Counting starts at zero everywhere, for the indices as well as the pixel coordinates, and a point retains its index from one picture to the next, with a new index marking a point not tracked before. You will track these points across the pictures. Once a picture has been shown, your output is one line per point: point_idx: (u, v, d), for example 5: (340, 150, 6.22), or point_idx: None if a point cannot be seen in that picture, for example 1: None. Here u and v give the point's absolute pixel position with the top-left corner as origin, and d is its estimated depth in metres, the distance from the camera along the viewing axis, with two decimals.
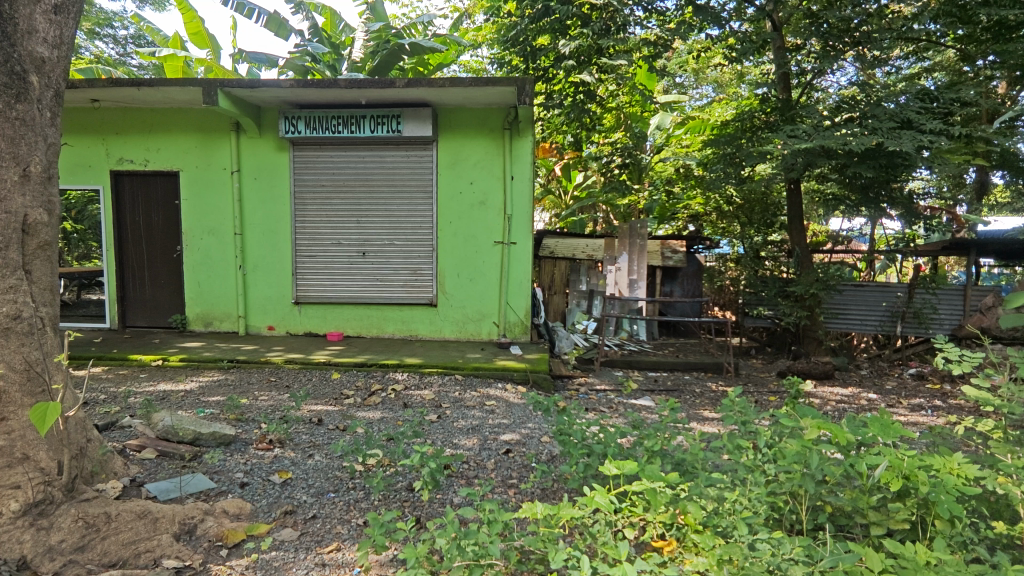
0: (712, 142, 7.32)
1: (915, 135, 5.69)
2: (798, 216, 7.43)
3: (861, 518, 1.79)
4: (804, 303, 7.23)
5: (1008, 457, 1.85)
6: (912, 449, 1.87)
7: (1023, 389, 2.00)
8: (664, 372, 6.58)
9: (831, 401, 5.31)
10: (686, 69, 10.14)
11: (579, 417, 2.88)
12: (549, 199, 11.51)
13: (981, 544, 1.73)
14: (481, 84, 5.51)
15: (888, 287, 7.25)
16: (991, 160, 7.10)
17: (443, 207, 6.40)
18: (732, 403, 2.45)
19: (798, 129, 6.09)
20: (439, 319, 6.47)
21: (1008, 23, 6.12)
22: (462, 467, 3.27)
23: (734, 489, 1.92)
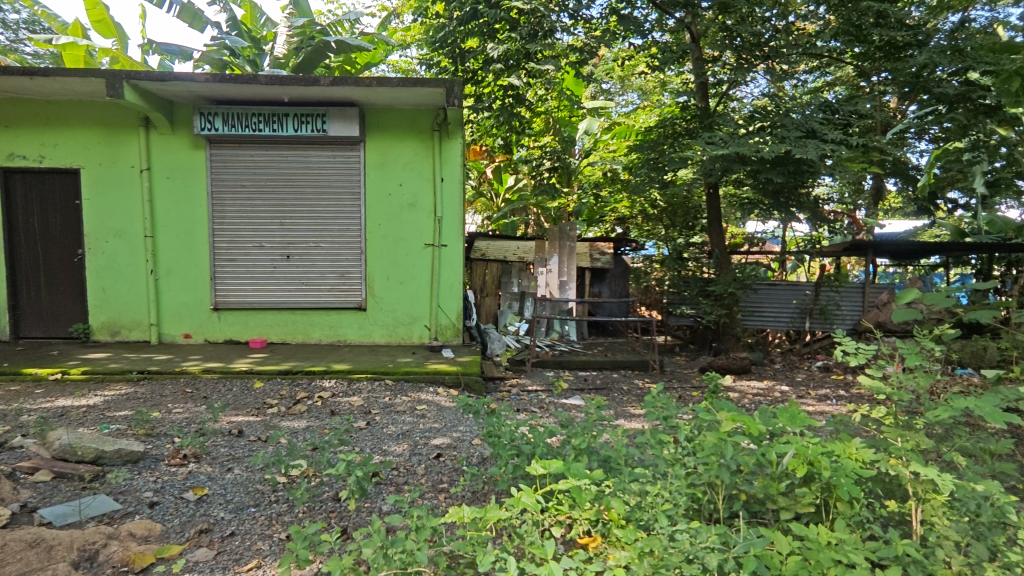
0: (636, 148, 7.60)
1: (819, 145, 6.14)
2: (717, 219, 7.82)
3: (772, 503, 1.91)
4: (723, 302, 7.60)
5: (899, 440, 2.00)
6: (816, 437, 2.00)
7: (909, 378, 2.19)
8: (593, 371, 6.73)
9: (748, 394, 5.62)
10: (613, 76, 10.44)
11: (509, 419, 2.89)
12: (480, 202, 11.53)
13: (876, 522, 1.87)
14: (409, 84, 5.43)
15: (797, 286, 7.80)
16: (886, 168, 7.73)
17: (372, 208, 6.26)
18: (654, 399, 2.50)
19: (715, 136, 6.44)
20: (368, 324, 6.32)
21: (896, 43, 6.71)
22: (391, 474, 3.20)
23: (656, 483, 1.99)
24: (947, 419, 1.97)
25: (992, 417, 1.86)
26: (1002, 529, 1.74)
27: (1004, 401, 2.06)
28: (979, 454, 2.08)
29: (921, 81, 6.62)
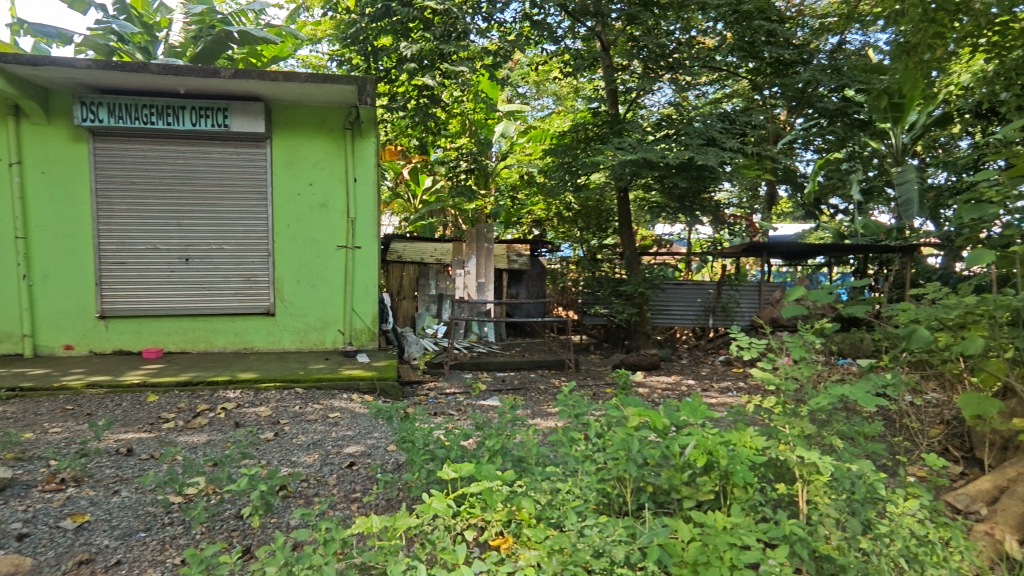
0: (551, 152, 7.78)
1: (719, 152, 6.51)
2: (627, 222, 8.10)
3: (676, 493, 1.99)
4: (634, 301, 7.91)
5: (786, 427, 2.16)
6: (715, 427, 2.11)
7: (794, 369, 2.36)
8: (511, 372, 6.79)
9: (657, 389, 5.90)
10: (529, 80, 10.59)
11: (423, 423, 2.83)
12: (398, 203, 11.34)
13: (768, 505, 1.99)
14: (319, 80, 5.22)
15: (702, 285, 8.27)
16: (778, 175, 8.23)
17: (280, 209, 5.96)
18: (566, 397, 2.53)
19: (624, 142, 6.72)
20: (277, 329, 6.00)
21: (784, 60, 7.25)
22: (300, 486, 3.06)
23: (567, 480, 2.02)
24: (828, 406, 2.15)
25: (864, 401, 2.05)
26: (873, 504, 1.91)
27: (874, 387, 2.28)
28: (854, 437, 2.28)
29: (806, 96, 7.07)
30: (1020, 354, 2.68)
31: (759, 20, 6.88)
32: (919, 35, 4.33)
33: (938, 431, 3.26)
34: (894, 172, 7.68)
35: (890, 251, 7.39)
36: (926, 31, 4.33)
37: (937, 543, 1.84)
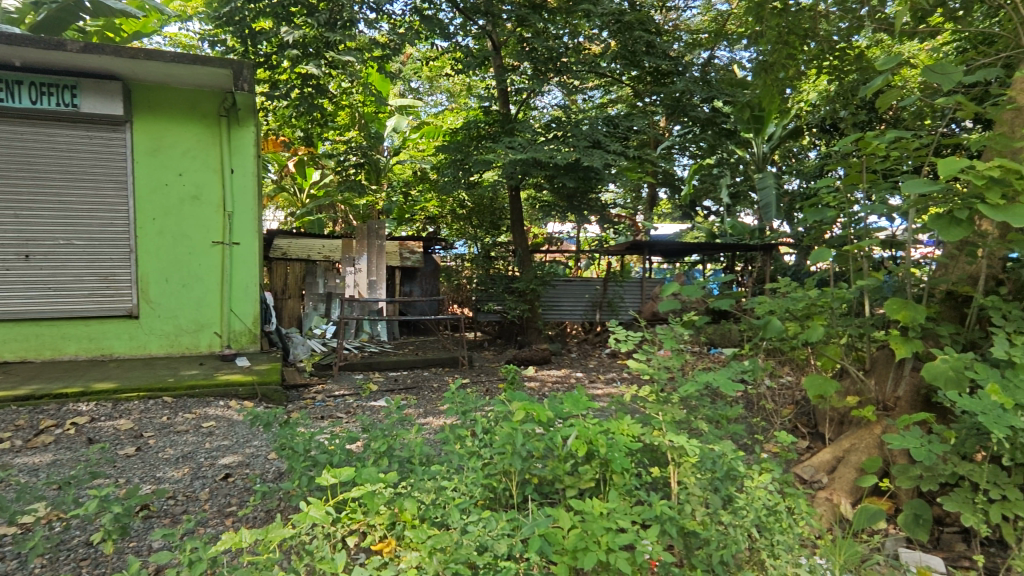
0: (442, 148, 7.75)
1: (603, 155, 6.78)
2: (519, 220, 8.25)
3: (560, 483, 2.07)
4: (526, 298, 8.11)
5: (658, 414, 2.30)
6: (595, 417, 2.20)
7: (666, 360, 2.52)
8: (404, 371, 6.70)
9: (547, 382, 6.09)
10: (421, 75, 10.42)
11: (306, 427, 2.68)
12: (282, 197, 10.71)
13: (643, 488, 2.11)
14: (187, 61, 4.80)
15: (589, 281, 8.65)
16: (659, 178, 8.76)
17: (143, 200, 5.40)
18: (454, 395, 2.54)
19: (514, 141, 6.85)
20: (141, 334, 5.43)
21: (661, 70, 7.71)
22: (166, 504, 2.80)
23: (453, 478, 2.02)
24: (695, 392, 2.31)
25: (725, 387, 2.23)
26: (733, 480, 2.08)
27: (735, 374, 2.49)
28: (719, 419, 2.48)
29: (681, 104, 7.60)
30: (853, 341, 3.05)
31: (639, 30, 7.26)
32: (775, 55, 4.80)
33: (789, 410, 3.64)
34: (756, 177, 8.50)
35: (752, 250, 8.25)
36: (780, 53, 4.82)
37: (785, 512, 2.05)
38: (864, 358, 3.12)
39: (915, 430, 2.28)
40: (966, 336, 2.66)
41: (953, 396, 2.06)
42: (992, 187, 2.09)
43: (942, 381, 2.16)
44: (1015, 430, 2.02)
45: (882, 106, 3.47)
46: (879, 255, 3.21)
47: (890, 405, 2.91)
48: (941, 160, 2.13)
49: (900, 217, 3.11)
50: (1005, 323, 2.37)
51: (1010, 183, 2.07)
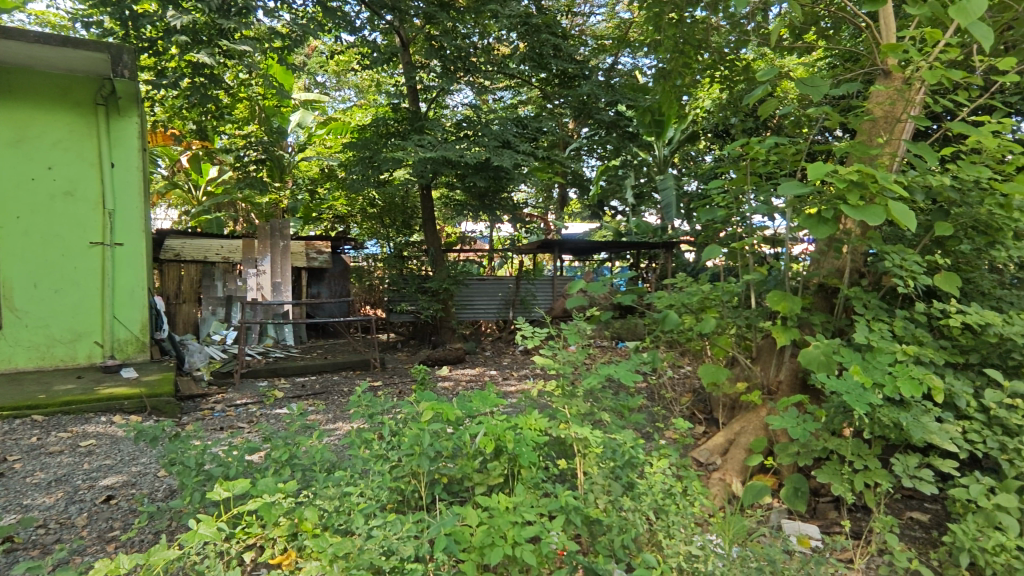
0: (350, 145, 7.53)
1: (513, 155, 6.87)
2: (431, 219, 8.17)
3: (469, 481, 2.08)
4: (439, 297, 8.05)
5: (564, 408, 2.37)
6: (502, 414, 2.23)
7: (570, 355, 2.59)
8: (312, 376, 6.44)
9: (461, 381, 6.09)
10: (327, 70, 10.02)
11: (198, 440, 2.50)
12: (174, 194, 9.96)
13: (550, 480, 2.16)
14: (57, 42, 4.35)
15: (502, 280, 8.74)
16: (568, 178, 9.01)
17: (4, 196, 4.82)
18: (360, 398, 2.47)
19: (423, 140, 6.79)
20: (7, 346, 4.85)
21: (568, 74, 7.93)
22: (34, 535, 2.52)
23: (358, 484, 1.97)
24: (598, 385, 2.40)
25: (625, 379, 2.34)
26: (633, 467, 2.18)
27: (635, 366, 2.60)
28: (622, 410, 2.59)
29: (586, 107, 7.91)
30: (741, 331, 3.28)
31: (546, 34, 7.45)
32: (673, 64, 5.11)
33: (687, 398, 3.86)
34: (657, 179, 8.97)
35: (655, 248, 8.64)
36: (676, 62, 5.11)
37: (681, 494, 2.17)
38: (751, 347, 3.37)
39: (792, 411, 2.49)
40: (835, 323, 2.94)
41: (823, 379, 2.27)
42: (853, 189, 2.31)
43: (814, 365, 2.35)
44: (874, 407, 2.25)
45: (763, 114, 3.75)
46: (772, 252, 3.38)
47: (773, 389, 3.16)
48: (810, 164, 2.32)
49: (780, 216, 3.28)
50: (865, 311, 2.64)
51: (866, 186, 2.30)
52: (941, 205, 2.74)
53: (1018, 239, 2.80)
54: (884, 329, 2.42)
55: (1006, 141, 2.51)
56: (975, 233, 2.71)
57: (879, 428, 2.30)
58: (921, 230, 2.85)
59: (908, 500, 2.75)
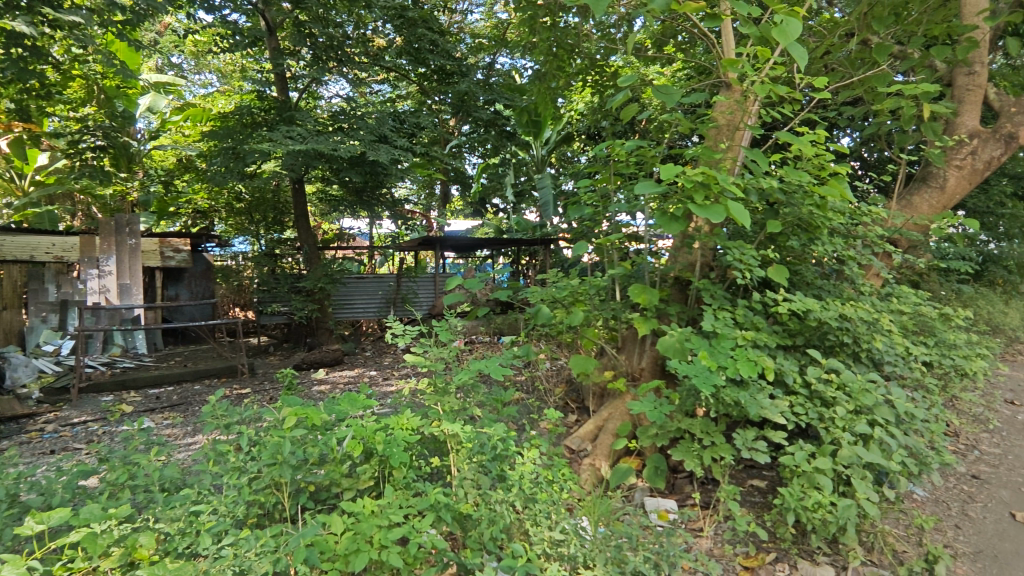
0: (210, 134, 6.93)
1: (390, 150, 6.70)
2: (304, 215, 7.72)
3: (337, 488, 2.00)
4: (314, 297, 7.66)
5: (437, 405, 2.35)
6: (372, 415, 2.16)
7: (441, 351, 2.58)
8: (168, 387, 5.85)
9: (339, 384, 5.84)
10: (182, 50, 9.11)
11: (12, 467, 2.16)
12: None
13: (423, 478, 2.14)
14: None
15: (382, 278, 8.54)
16: (451, 175, 8.90)
17: None
18: (213, 408, 2.26)
19: (293, 130, 6.40)
20: None
21: (446, 70, 7.90)
22: None
23: (212, 500, 1.82)
24: (469, 380, 2.41)
25: (494, 373, 2.36)
26: (504, 459, 2.21)
27: (506, 361, 2.66)
28: (494, 404, 2.62)
29: (465, 105, 7.94)
30: (607, 322, 3.46)
31: (423, 29, 7.35)
32: (547, 66, 5.28)
33: (560, 389, 4.00)
34: (536, 177, 9.17)
35: (535, 244, 8.80)
36: (551, 64, 5.29)
37: (550, 481, 2.25)
38: (617, 337, 3.56)
39: (651, 396, 2.67)
40: (688, 313, 3.19)
41: (676, 365, 2.45)
42: (699, 189, 2.52)
43: (669, 351, 2.52)
44: (719, 388, 2.48)
45: (626, 118, 3.98)
46: (638, 248, 3.55)
47: (636, 375, 3.36)
48: (663, 164, 2.50)
49: (642, 214, 3.49)
50: (712, 301, 2.90)
51: (710, 186, 2.52)
52: (773, 205, 3.08)
53: (833, 236, 3.22)
54: (728, 317, 2.67)
55: (822, 150, 2.88)
56: (799, 230, 3.07)
57: (723, 407, 2.53)
58: (758, 227, 3.18)
59: (749, 470, 3.08)
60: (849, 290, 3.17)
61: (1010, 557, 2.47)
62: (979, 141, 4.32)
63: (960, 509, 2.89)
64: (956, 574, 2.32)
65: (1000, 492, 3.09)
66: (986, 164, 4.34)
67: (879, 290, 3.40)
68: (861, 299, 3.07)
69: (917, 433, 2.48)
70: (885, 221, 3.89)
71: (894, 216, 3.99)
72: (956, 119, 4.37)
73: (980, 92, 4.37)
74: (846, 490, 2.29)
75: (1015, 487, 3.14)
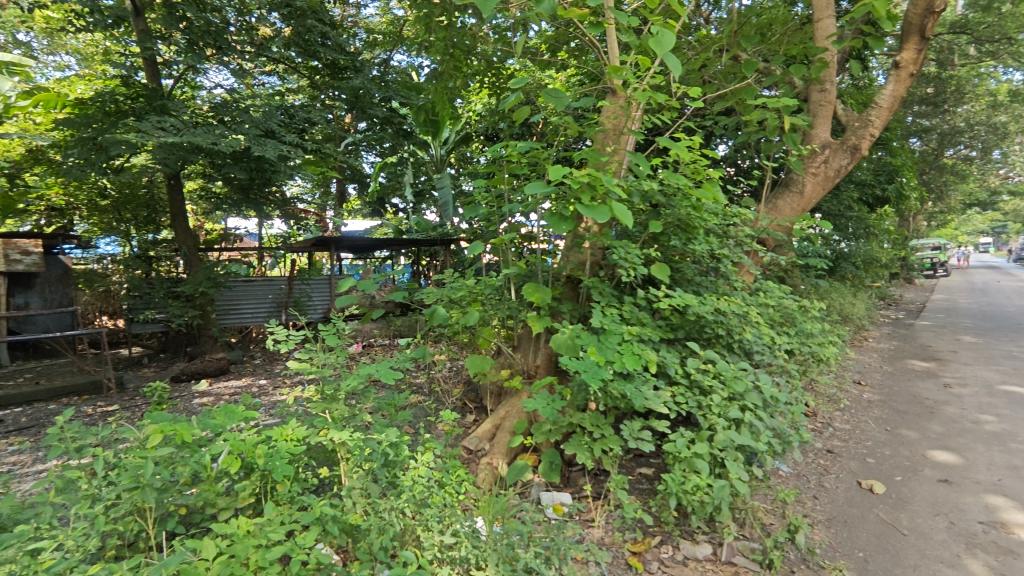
0: (65, 122, 6.16)
1: (277, 145, 6.32)
2: (181, 213, 7.14)
3: (211, 509, 1.85)
4: (194, 302, 7.09)
5: (325, 413, 2.25)
6: (253, 427, 2.03)
7: (328, 356, 2.46)
8: (17, 408, 5.15)
9: (224, 395, 5.44)
10: (31, 27, 8.06)
11: None
12: None
13: (309, 491, 2.04)
14: None
15: (272, 280, 8.06)
16: (347, 173, 8.61)
17: None
18: (61, 431, 1.99)
19: (165, 120, 5.86)
20: None
21: (338, 65, 7.69)
22: None
23: (56, 535, 1.61)
24: (358, 385, 2.33)
25: (384, 377, 2.30)
26: (396, 465, 2.15)
27: (398, 364, 2.60)
28: (387, 408, 2.55)
29: (359, 101, 7.78)
30: (503, 322, 3.49)
31: (312, 20, 7.10)
32: (444, 65, 5.23)
33: (458, 390, 3.98)
34: (435, 177, 9.04)
35: (435, 244, 8.75)
36: (448, 64, 5.23)
37: (444, 484, 2.22)
38: (513, 335, 3.59)
39: (545, 393, 2.72)
40: (579, 310, 3.29)
41: (567, 361, 2.52)
42: (586, 191, 2.60)
43: (561, 349, 2.58)
44: (607, 381, 2.57)
45: (519, 120, 4.05)
46: (532, 248, 3.59)
47: (532, 372, 3.41)
48: (551, 165, 2.55)
49: (535, 215, 3.55)
50: (601, 299, 3.01)
51: (596, 187, 2.60)
52: (655, 206, 3.25)
53: (709, 235, 3.46)
54: (615, 313, 2.78)
55: (697, 156, 3.09)
56: (679, 231, 3.28)
57: (611, 400, 2.64)
58: (642, 228, 3.35)
59: (638, 458, 3.23)
60: (723, 286, 3.42)
61: (856, 520, 2.79)
62: (830, 152, 4.83)
63: (817, 480, 3.22)
64: (814, 541, 2.57)
65: (850, 463, 3.47)
66: (836, 172, 4.86)
67: (749, 285, 3.70)
68: (733, 294, 3.32)
69: (781, 415, 2.73)
70: (755, 222, 4.24)
71: (761, 217, 4.36)
72: (812, 131, 4.87)
73: (830, 107, 4.88)
74: (721, 472, 2.47)
75: (861, 458, 3.55)
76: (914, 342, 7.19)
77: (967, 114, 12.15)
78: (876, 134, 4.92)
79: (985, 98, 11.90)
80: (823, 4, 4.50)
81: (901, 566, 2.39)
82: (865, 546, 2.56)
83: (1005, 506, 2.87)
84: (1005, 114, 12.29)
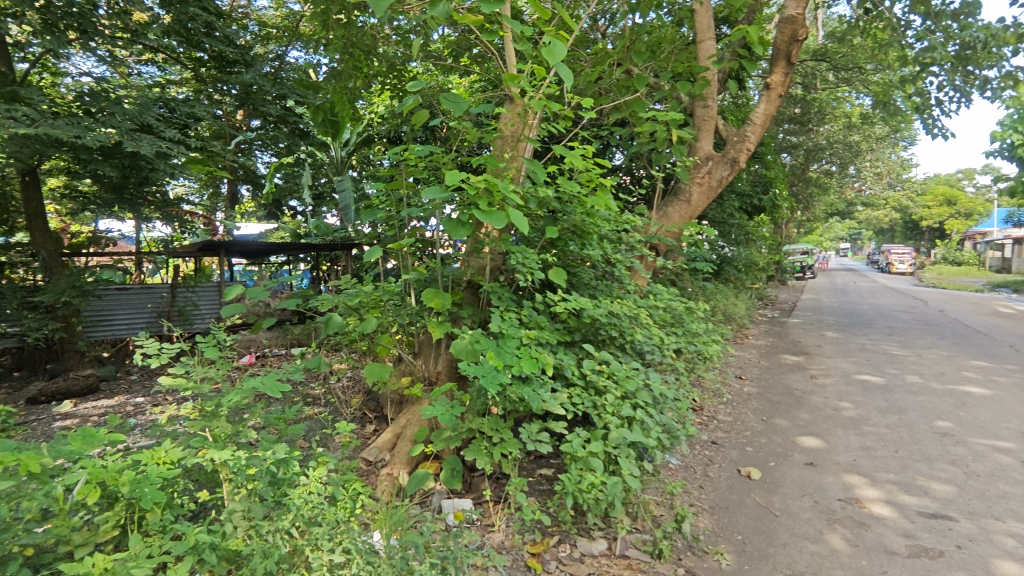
0: None
1: (154, 141, 5.80)
2: (37, 212, 6.46)
3: (65, 546, 1.64)
4: (55, 313, 6.41)
5: (205, 432, 2.09)
6: (118, 451, 1.84)
7: (209, 370, 2.28)
8: None
9: (93, 416, 4.90)
10: None
11: None
12: None
13: (184, 518, 1.88)
14: None
15: (152, 288, 7.41)
16: (237, 173, 8.09)
17: None
18: None
19: (17, 109, 5.16)
20: None
21: (227, 58, 7.23)
22: None
23: None
24: (242, 400, 2.19)
25: (270, 390, 2.18)
26: (283, 483, 2.04)
27: (288, 376, 2.46)
28: (276, 423, 2.41)
29: (251, 97, 7.47)
30: (403, 328, 3.42)
31: (195, 8, 6.66)
32: (343, 64, 5.05)
33: (358, 400, 3.85)
34: (335, 179, 8.71)
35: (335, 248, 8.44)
36: (347, 63, 5.04)
37: (337, 499, 2.13)
38: (413, 342, 3.53)
39: (444, 400, 2.70)
40: (479, 315, 3.30)
41: (465, 366, 2.49)
42: (483, 196, 2.60)
43: (461, 354, 2.57)
44: (506, 385, 2.59)
45: (421, 123, 3.99)
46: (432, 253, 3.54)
47: (433, 379, 3.37)
48: (448, 170, 2.54)
49: (436, 219, 3.51)
50: (500, 303, 3.04)
51: (493, 193, 2.61)
52: (551, 212, 3.33)
53: (603, 241, 3.61)
54: (513, 317, 2.81)
55: (590, 165, 3.20)
56: (575, 236, 3.40)
57: (510, 404, 2.66)
58: (540, 233, 3.42)
59: (538, 460, 3.29)
60: (617, 289, 3.57)
61: (736, 506, 3.00)
62: (713, 163, 5.19)
63: (703, 471, 3.44)
64: (698, 529, 2.73)
65: (731, 452, 3.74)
66: (718, 182, 5.22)
67: (642, 288, 3.89)
68: (626, 297, 3.47)
69: (669, 411, 2.88)
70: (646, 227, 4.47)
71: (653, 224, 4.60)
72: (696, 143, 5.23)
73: (712, 122, 5.26)
74: (615, 468, 2.57)
75: (741, 447, 3.84)
76: (786, 338, 7.89)
77: (828, 133, 13.55)
78: (752, 148, 5.35)
79: (842, 119, 13.33)
80: (704, 27, 5.03)
81: (773, 545, 2.61)
82: (744, 529, 2.76)
83: (860, 483, 3.22)
84: (858, 134, 13.81)
